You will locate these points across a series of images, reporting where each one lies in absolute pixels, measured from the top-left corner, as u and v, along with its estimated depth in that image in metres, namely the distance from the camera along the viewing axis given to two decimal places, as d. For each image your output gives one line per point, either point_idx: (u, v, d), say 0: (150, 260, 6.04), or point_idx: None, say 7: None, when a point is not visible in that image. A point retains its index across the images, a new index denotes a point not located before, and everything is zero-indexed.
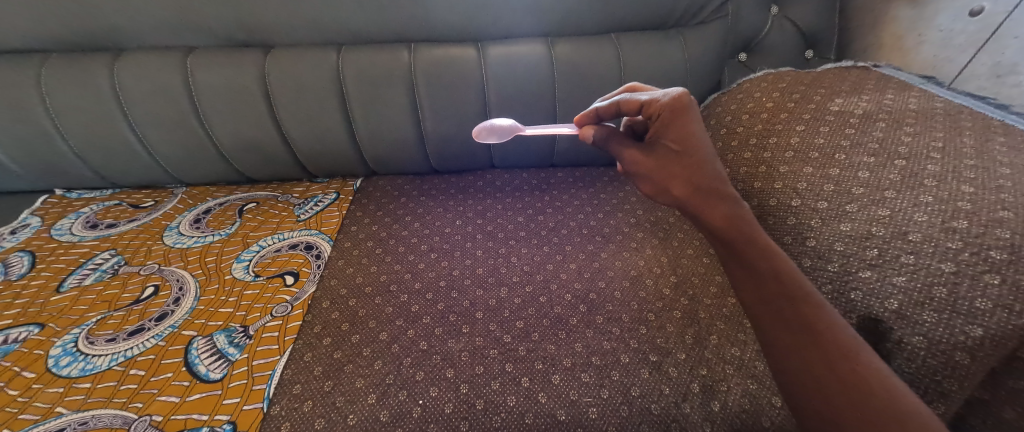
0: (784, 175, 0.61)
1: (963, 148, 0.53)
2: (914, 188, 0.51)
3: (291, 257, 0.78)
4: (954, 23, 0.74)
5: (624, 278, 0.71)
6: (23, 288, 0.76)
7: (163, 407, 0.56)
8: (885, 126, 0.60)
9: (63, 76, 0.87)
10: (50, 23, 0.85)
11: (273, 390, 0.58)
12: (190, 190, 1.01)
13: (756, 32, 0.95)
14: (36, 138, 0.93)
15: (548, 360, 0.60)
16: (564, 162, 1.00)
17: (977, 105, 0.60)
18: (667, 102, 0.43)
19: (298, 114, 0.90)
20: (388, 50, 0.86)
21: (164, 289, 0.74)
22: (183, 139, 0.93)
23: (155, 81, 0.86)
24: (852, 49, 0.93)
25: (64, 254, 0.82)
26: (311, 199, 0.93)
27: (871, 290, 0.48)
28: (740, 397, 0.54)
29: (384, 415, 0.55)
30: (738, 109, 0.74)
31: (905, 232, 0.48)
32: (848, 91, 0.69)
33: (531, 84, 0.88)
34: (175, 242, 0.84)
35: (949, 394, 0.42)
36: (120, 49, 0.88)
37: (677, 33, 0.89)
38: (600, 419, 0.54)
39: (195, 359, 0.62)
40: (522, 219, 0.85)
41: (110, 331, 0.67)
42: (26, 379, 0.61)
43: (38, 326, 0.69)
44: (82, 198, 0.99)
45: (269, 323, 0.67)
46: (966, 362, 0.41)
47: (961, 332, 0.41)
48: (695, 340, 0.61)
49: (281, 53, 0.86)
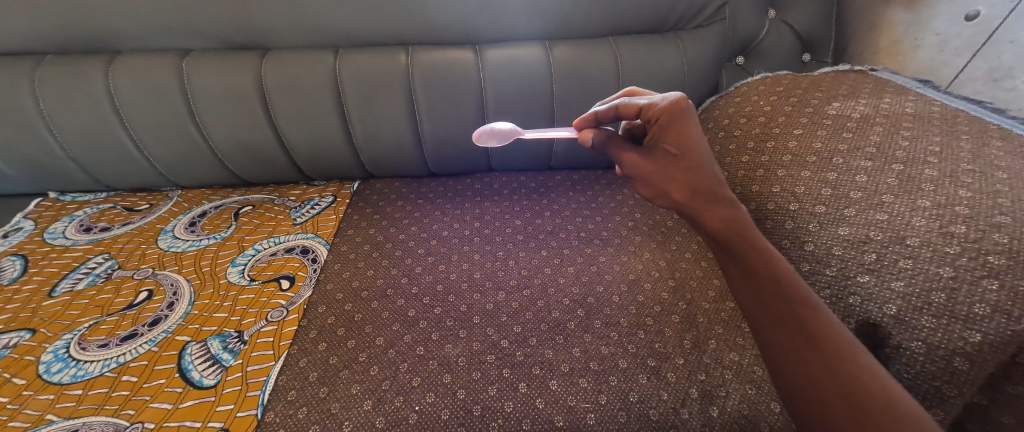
0: (781, 179, 0.61)
1: (960, 153, 0.53)
2: (912, 193, 0.51)
3: (287, 261, 0.78)
4: (950, 27, 0.74)
5: (622, 282, 0.71)
6: (15, 292, 0.75)
7: (155, 414, 0.56)
8: (882, 130, 0.60)
9: (58, 78, 0.86)
10: (45, 26, 0.84)
11: (267, 396, 0.57)
12: (185, 193, 1.00)
13: (753, 36, 0.95)
14: (30, 141, 0.92)
15: (545, 365, 0.59)
16: (562, 165, 1.00)
17: (974, 109, 0.60)
18: (665, 106, 0.43)
19: (295, 117, 0.90)
20: (385, 53, 0.86)
21: (158, 294, 0.73)
22: (178, 142, 0.93)
23: (150, 83, 0.86)
24: (849, 53, 0.93)
25: (58, 258, 0.81)
26: (307, 202, 0.93)
27: (869, 295, 0.48)
28: (739, 402, 0.54)
29: (381, 422, 0.55)
30: (736, 113, 0.74)
31: (903, 237, 0.48)
32: (845, 94, 0.69)
33: (529, 87, 0.88)
34: (170, 246, 0.83)
35: (948, 400, 0.42)
36: (116, 51, 0.88)
37: (675, 36, 0.89)
38: (598, 425, 0.53)
39: (189, 365, 0.61)
40: (519, 222, 0.85)
41: (103, 336, 0.66)
42: (16, 386, 0.60)
43: (29, 331, 0.68)
44: (77, 201, 0.98)
45: (264, 328, 0.66)
46: (965, 368, 0.40)
47: (960, 337, 0.41)
48: (693, 344, 0.61)
49: (278, 56, 0.86)
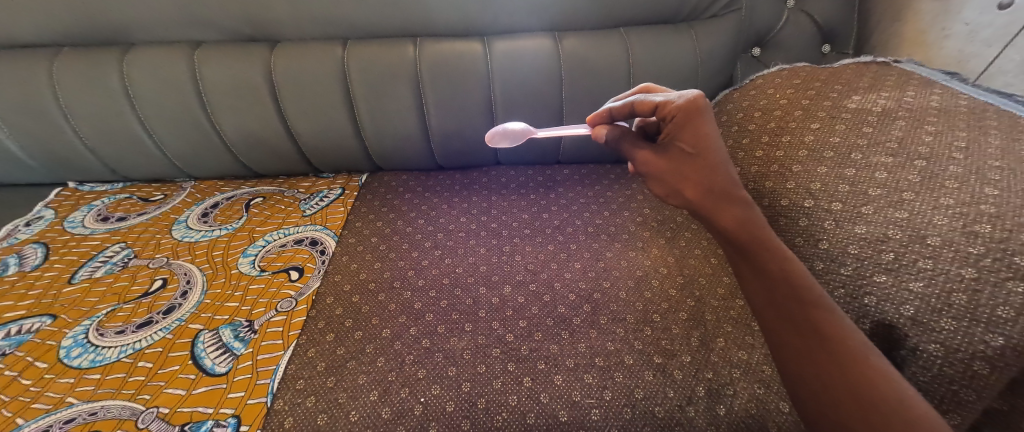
0: (796, 175, 0.60)
1: (987, 148, 0.51)
2: (934, 190, 0.49)
3: (296, 252, 0.79)
4: (981, 16, 0.70)
5: (629, 278, 0.70)
6: (37, 279, 0.77)
7: (170, 399, 0.57)
8: (905, 125, 0.58)
9: (74, 70, 0.87)
10: (62, 18, 0.85)
11: (277, 385, 0.58)
12: (198, 184, 1.02)
13: (770, 27, 0.92)
14: (50, 133, 0.94)
15: (550, 360, 0.59)
16: (570, 159, 0.99)
17: (1002, 102, 0.58)
18: (682, 104, 0.41)
19: (304, 108, 0.90)
20: (393, 45, 0.86)
21: (172, 282, 0.75)
22: (190, 134, 0.94)
23: (164, 75, 0.87)
24: (871, 43, 0.90)
25: (77, 246, 0.83)
26: (316, 194, 0.93)
27: (886, 296, 0.47)
28: (746, 402, 0.53)
29: (386, 412, 0.55)
30: (750, 107, 0.73)
31: (924, 236, 0.46)
32: (866, 87, 0.66)
33: (537, 80, 0.87)
34: (183, 236, 0.85)
35: (966, 404, 0.40)
36: (129, 43, 0.89)
37: (688, 27, 0.87)
38: (603, 420, 0.53)
39: (202, 353, 0.62)
40: (527, 216, 0.85)
41: (120, 323, 0.68)
42: (39, 369, 0.62)
43: (51, 317, 0.70)
44: (94, 191, 1.01)
45: (274, 317, 0.67)
46: (986, 372, 0.39)
47: (981, 340, 0.39)
48: (701, 342, 0.60)
49: (288, 48, 0.86)
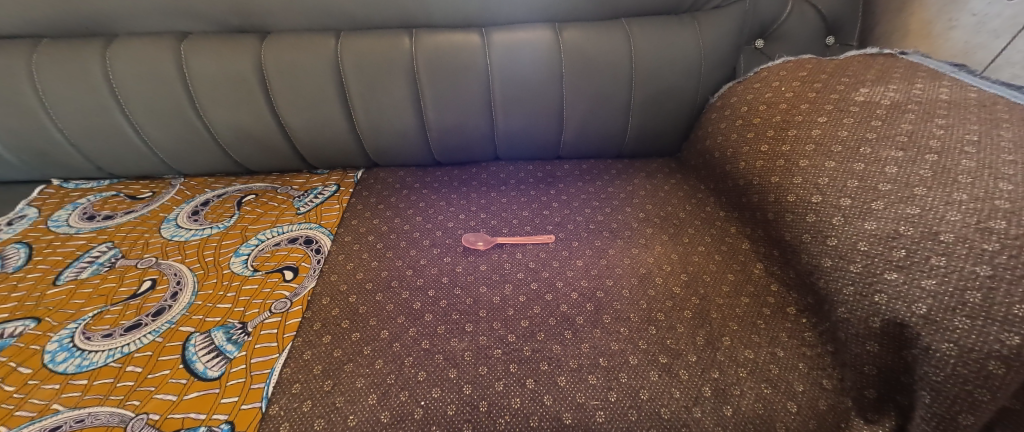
0: (804, 170, 0.60)
1: (999, 142, 0.50)
2: (947, 185, 0.48)
3: (290, 251, 0.77)
4: (988, 6, 0.68)
5: (632, 276, 0.69)
6: (20, 280, 0.74)
7: (160, 405, 0.55)
8: (914, 118, 0.57)
9: (54, 63, 0.84)
10: (39, 9, 0.81)
11: (272, 389, 0.56)
12: (188, 181, 0.99)
13: (776, 17, 0.88)
14: (31, 129, 0.91)
15: (553, 361, 0.58)
16: (570, 154, 0.98)
17: (1011, 95, 0.57)
18: None
19: (297, 101, 0.87)
20: (387, 36, 0.83)
21: (161, 284, 0.72)
22: (178, 129, 0.91)
23: (148, 68, 0.83)
24: (875, 35, 0.89)
25: (61, 246, 0.81)
26: (310, 191, 0.91)
27: (897, 294, 0.45)
28: (754, 402, 0.52)
29: (385, 416, 0.53)
30: (756, 100, 0.73)
31: (936, 232, 0.45)
32: (873, 80, 0.65)
33: (537, 73, 0.85)
34: (173, 235, 0.82)
35: (979, 404, 0.40)
36: (113, 35, 0.85)
37: (692, 18, 0.85)
38: (608, 422, 0.51)
39: (193, 357, 0.60)
40: (527, 213, 0.83)
41: (107, 326, 0.66)
42: (22, 376, 0.59)
43: (34, 320, 0.67)
44: (80, 189, 0.98)
45: (268, 319, 0.65)
46: (1001, 372, 0.38)
47: (997, 339, 0.38)
48: (706, 341, 0.59)
49: (278, 39, 0.83)
